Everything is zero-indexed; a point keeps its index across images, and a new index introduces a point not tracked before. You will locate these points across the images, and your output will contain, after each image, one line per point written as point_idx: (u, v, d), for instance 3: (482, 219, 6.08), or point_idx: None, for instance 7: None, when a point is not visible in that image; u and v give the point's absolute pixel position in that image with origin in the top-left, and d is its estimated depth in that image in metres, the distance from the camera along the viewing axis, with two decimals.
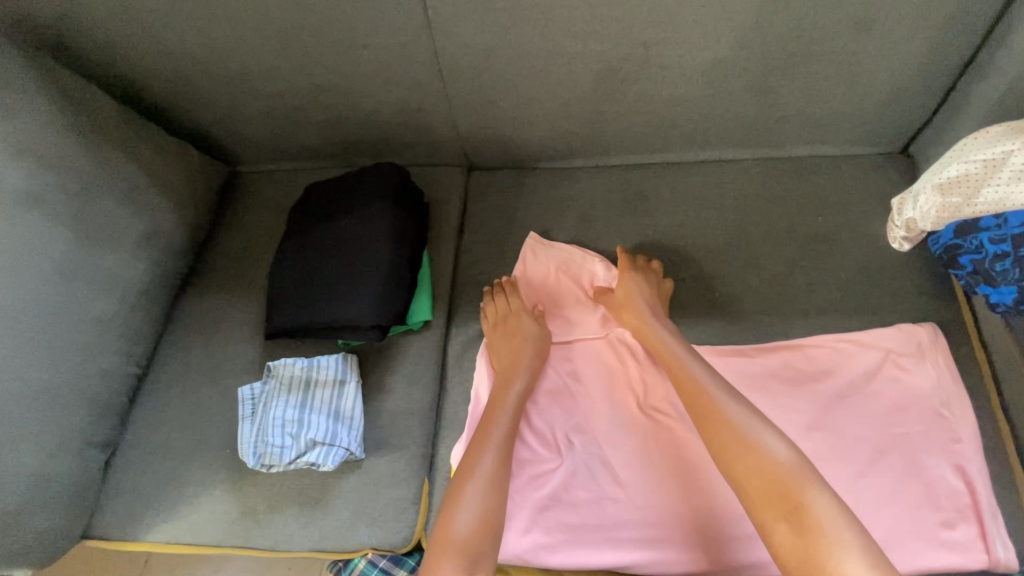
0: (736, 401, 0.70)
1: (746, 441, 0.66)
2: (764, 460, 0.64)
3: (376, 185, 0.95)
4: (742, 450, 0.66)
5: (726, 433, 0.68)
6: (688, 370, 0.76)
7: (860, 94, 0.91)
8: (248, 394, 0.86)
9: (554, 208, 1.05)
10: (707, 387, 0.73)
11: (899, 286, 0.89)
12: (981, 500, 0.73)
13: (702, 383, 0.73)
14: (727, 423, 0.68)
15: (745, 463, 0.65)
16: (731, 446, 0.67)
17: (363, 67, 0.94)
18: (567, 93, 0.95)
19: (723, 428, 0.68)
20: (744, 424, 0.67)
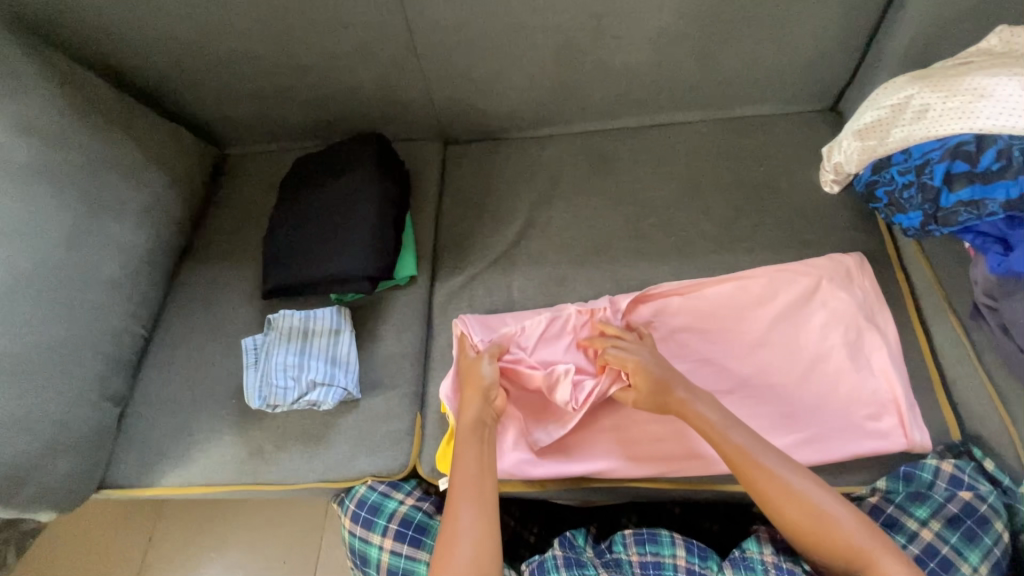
0: (772, 453, 0.76)
1: (814, 513, 0.71)
2: (834, 527, 0.70)
3: (362, 154, 1.04)
4: (804, 504, 0.72)
5: (777, 487, 0.73)
6: (736, 449, 0.76)
7: (789, 55, 1.02)
8: (251, 344, 0.94)
9: (526, 172, 1.14)
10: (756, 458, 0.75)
11: (831, 223, 1.00)
12: (900, 395, 0.84)
13: (758, 453, 0.76)
14: (797, 493, 0.73)
15: (810, 509, 0.72)
16: (795, 510, 0.72)
17: (344, 47, 1.02)
18: (532, 65, 1.04)
19: (774, 484, 0.73)
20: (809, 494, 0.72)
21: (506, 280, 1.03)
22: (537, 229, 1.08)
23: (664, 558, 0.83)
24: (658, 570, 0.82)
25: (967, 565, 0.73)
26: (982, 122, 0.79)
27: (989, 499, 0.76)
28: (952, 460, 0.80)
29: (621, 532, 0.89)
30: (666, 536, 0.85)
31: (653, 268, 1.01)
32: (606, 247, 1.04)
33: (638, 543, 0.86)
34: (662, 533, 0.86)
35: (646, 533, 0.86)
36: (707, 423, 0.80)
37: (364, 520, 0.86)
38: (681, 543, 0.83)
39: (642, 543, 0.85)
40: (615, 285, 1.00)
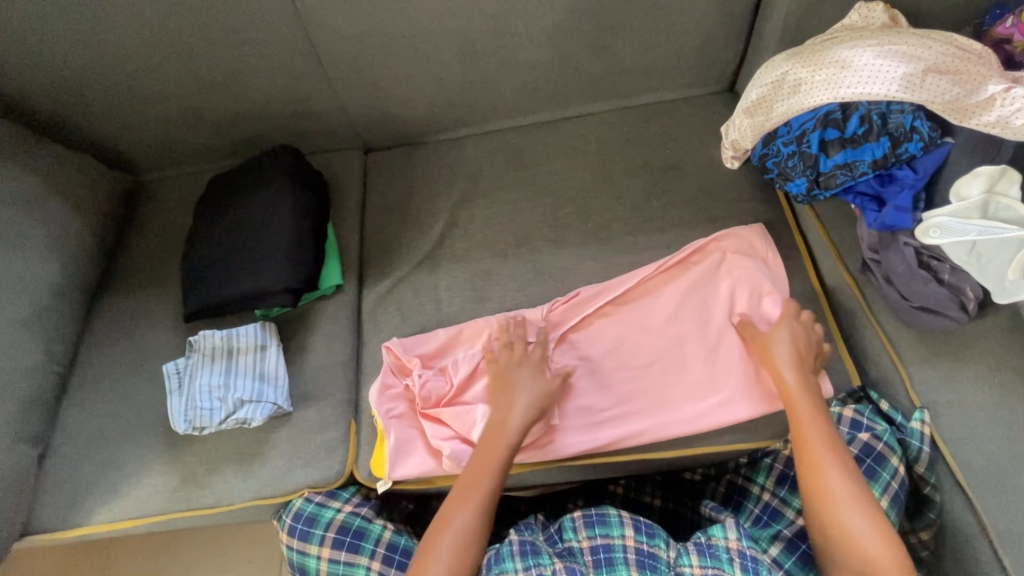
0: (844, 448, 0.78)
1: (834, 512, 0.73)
2: (856, 536, 0.71)
3: (274, 170, 1.03)
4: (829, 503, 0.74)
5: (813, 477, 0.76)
6: (817, 442, 0.78)
7: (681, 42, 1.08)
8: (173, 369, 0.92)
9: (445, 174, 1.16)
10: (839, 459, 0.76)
11: (734, 197, 1.06)
12: None
13: (828, 452, 0.77)
14: (830, 499, 0.74)
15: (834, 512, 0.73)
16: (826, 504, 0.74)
17: (247, 62, 1.02)
18: (438, 68, 1.07)
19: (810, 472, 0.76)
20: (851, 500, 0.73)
21: (431, 280, 1.05)
22: (460, 228, 1.10)
23: (614, 540, 0.81)
24: (608, 552, 0.80)
25: None
26: (846, 91, 0.85)
27: (883, 437, 0.84)
28: (851, 406, 0.87)
29: (570, 517, 0.86)
30: (614, 517, 0.83)
31: (572, 255, 1.04)
32: (526, 238, 1.07)
33: (588, 527, 0.83)
34: (611, 513, 0.84)
35: (595, 515, 0.84)
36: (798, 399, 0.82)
37: (301, 532, 0.86)
38: (629, 523, 0.81)
39: (591, 526, 0.83)
40: (537, 275, 1.03)
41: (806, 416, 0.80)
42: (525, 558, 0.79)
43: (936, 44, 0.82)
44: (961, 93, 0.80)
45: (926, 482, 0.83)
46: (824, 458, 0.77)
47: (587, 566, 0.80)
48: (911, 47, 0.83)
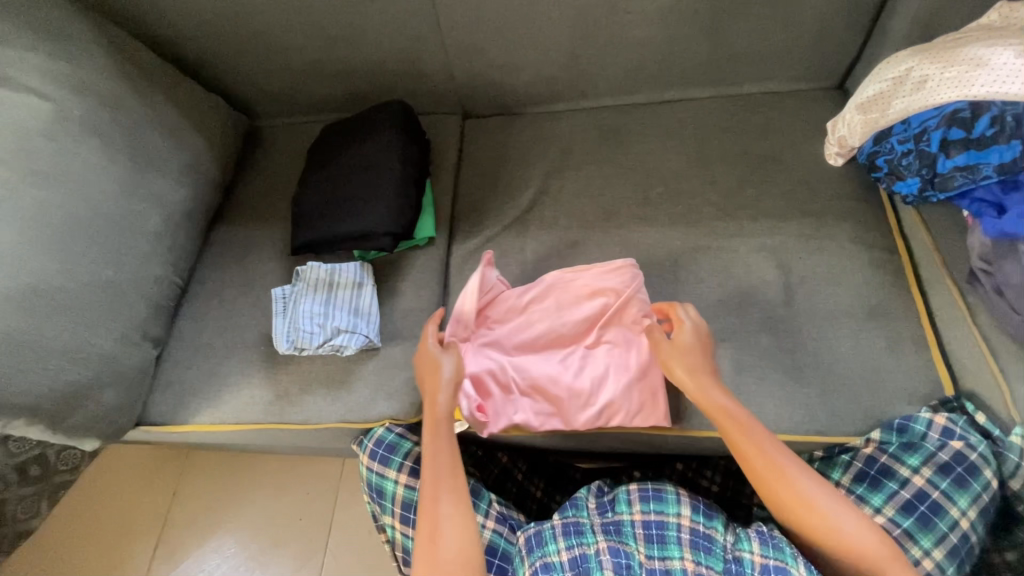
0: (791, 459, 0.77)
1: (823, 523, 0.74)
2: (848, 540, 0.72)
3: (384, 122, 1.10)
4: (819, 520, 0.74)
5: (790, 493, 0.75)
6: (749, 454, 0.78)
7: (797, 32, 1.06)
8: (280, 294, 1.00)
9: (540, 144, 1.20)
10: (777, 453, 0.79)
11: (834, 194, 1.04)
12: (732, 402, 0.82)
13: (772, 452, 0.78)
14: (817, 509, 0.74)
15: (831, 530, 0.73)
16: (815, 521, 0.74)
17: (372, 19, 1.08)
18: (548, 39, 1.10)
19: (784, 488, 0.76)
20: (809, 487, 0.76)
21: (519, 243, 1.09)
22: (550, 196, 1.13)
23: (668, 518, 0.82)
24: (661, 529, 0.81)
25: (956, 508, 0.79)
26: (978, 90, 0.83)
27: (978, 447, 0.81)
28: (944, 412, 0.84)
29: (625, 491, 0.88)
30: (671, 495, 0.84)
31: (660, 233, 1.05)
32: (616, 213, 1.09)
33: (643, 501, 0.85)
34: (668, 491, 0.85)
35: (651, 491, 0.86)
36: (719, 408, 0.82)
37: (381, 457, 0.92)
38: (687, 502, 0.82)
39: (646, 502, 0.85)
40: (623, 248, 1.05)
41: (730, 430, 0.80)
42: (567, 539, 0.82)
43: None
44: None
45: (1020, 498, 0.81)
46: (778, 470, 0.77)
47: (638, 542, 0.81)
48: None
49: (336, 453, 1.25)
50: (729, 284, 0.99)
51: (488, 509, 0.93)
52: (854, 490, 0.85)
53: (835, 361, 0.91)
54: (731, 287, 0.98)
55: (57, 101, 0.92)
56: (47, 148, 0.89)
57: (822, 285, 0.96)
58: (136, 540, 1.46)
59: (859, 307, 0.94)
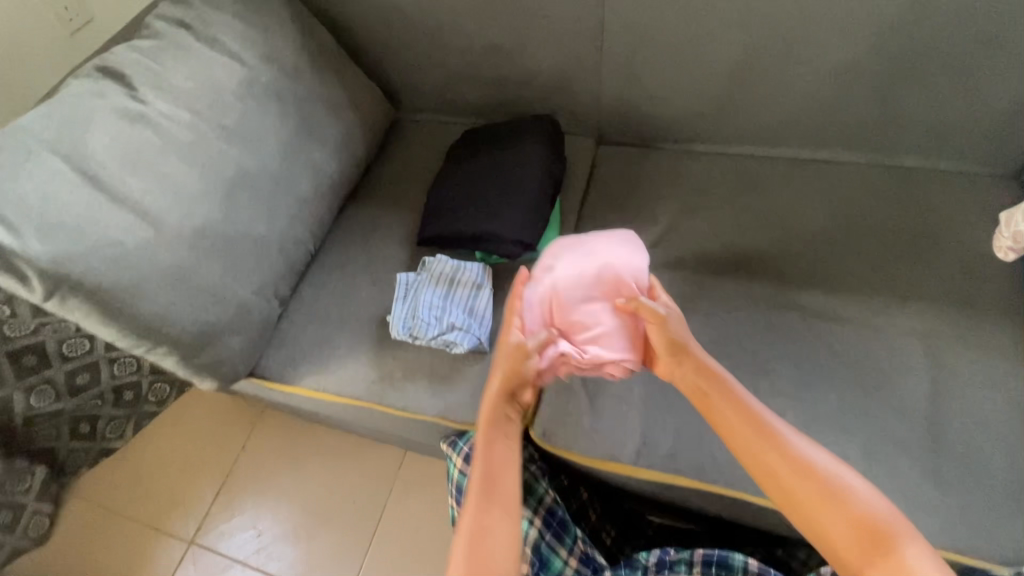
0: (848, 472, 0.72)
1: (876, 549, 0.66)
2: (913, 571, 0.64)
3: (528, 131, 1.12)
4: (857, 541, 0.67)
5: (819, 505, 0.70)
6: (767, 457, 0.74)
7: (981, 111, 0.99)
8: (404, 280, 1.03)
9: (674, 180, 1.18)
10: (809, 461, 0.73)
11: (998, 289, 0.95)
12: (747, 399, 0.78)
13: (790, 459, 0.73)
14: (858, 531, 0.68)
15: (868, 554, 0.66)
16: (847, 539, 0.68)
17: (537, 35, 1.12)
18: (707, 78, 1.08)
19: (812, 492, 0.71)
20: (857, 518, 0.68)
21: None
22: (679, 235, 1.10)
23: None
24: None
25: None
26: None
27: None
28: None
29: (687, 552, 0.88)
30: (738, 563, 0.85)
31: (793, 293, 1.00)
32: (747, 264, 1.04)
33: (706, 565, 0.85)
34: (735, 557, 0.85)
35: (716, 558, 0.86)
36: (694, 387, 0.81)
37: None
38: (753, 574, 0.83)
39: (708, 566, 0.86)
40: (750, 301, 1.00)
41: (746, 433, 0.76)
42: None
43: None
44: None
45: None
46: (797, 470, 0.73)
47: None
48: None
49: (410, 443, 1.25)
50: (865, 363, 0.91)
51: (573, 547, 0.92)
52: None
53: (984, 472, 0.81)
54: (867, 367, 0.91)
55: (251, 67, 1.00)
56: (235, 106, 0.97)
57: (977, 386, 0.87)
58: (203, 482, 1.52)
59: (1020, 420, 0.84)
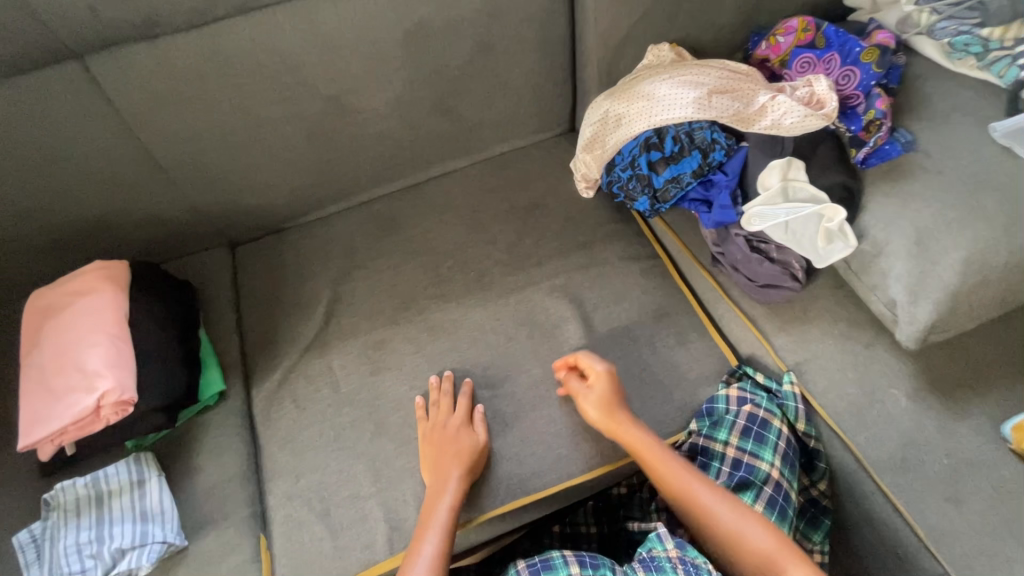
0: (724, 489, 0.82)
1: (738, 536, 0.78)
2: (749, 544, 0.77)
3: (92, 286, 0.91)
4: (729, 533, 0.79)
5: (710, 509, 0.80)
6: (675, 472, 0.83)
7: (516, 97, 1.18)
8: (27, 538, 0.80)
9: (320, 252, 1.15)
10: (760, 544, 0.77)
11: (595, 221, 1.16)
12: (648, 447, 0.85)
13: (685, 476, 0.83)
14: (744, 535, 0.78)
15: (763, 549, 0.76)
16: (726, 538, 0.79)
17: (74, 180, 0.96)
18: (288, 152, 1.07)
19: (708, 506, 0.81)
20: (746, 525, 0.78)
21: (323, 361, 1.01)
22: (346, 302, 1.08)
23: None
24: None
25: (765, 462, 0.87)
26: (667, 116, 0.98)
27: (762, 404, 0.92)
28: (734, 384, 0.95)
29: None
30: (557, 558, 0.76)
31: (460, 304, 1.06)
32: (414, 299, 1.08)
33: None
34: (554, 555, 0.77)
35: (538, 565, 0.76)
36: (632, 436, 0.87)
37: None
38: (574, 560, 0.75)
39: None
40: (431, 331, 1.03)
41: (656, 461, 0.84)
42: None
43: (699, 65, 1.00)
44: (741, 106, 0.95)
45: (809, 436, 0.92)
46: (692, 488, 0.82)
47: None
48: (694, 76, 0.99)
49: None
50: (536, 333, 1.03)
51: None
52: (721, 490, 0.87)
53: (643, 370, 0.98)
54: (539, 336, 1.02)
55: None
56: None
57: (612, 306, 1.05)
58: None
59: (646, 315, 1.04)
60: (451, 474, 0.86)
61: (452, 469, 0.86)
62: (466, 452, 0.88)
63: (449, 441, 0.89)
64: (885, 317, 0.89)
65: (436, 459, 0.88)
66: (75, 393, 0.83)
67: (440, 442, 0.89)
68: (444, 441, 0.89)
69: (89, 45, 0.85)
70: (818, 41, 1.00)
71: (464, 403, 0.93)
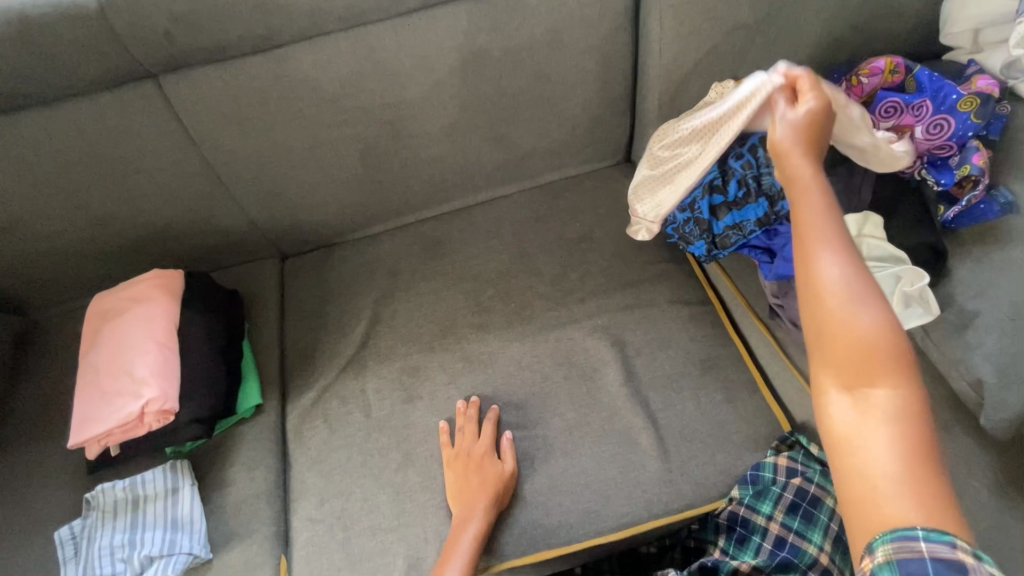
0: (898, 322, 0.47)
1: (850, 290, 0.47)
2: (867, 367, 0.46)
3: (146, 293, 0.95)
4: (858, 354, 0.46)
5: (847, 326, 0.47)
6: (812, 214, 0.51)
7: (572, 127, 1.15)
8: (68, 535, 0.84)
9: (364, 271, 1.15)
10: (871, 339, 0.46)
11: (645, 260, 1.10)
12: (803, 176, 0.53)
13: (841, 243, 0.49)
14: (853, 343, 0.46)
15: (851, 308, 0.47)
16: (846, 364, 0.46)
17: (142, 190, 1.01)
18: (341, 171, 1.08)
19: (849, 314, 0.47)
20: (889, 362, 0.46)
21: (358, 384, 1.01)
22: (384, 324, 1.08)
23: None
24: None
25: (812, 545, 0.79)
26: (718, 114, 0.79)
27: (814, 478, 0.83)
28: (785, 452, 0.87)
29: None
30: None
31: (499, 336, 1.04)
32: (452, 327, 1.06)
33: None
34: None
35: None
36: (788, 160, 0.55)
37: None
38: None
39: None
40: (466, 362, 1.02)
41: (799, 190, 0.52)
42: None
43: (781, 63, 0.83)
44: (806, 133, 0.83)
45: None
46: (853, 287, 0.47)
47: None
48: None
49: None
50: (574, 375, 0.99)
51: None
52: (758, 567, 0.79)
53: (684, 427, 0.92)
54: (577, 378, 0.98)
55: None
56: None
57: (657, 352, 1.00)
58: None
59: (693, 366, 0.98)
60: (477, 508, 0.84)
61: (477, 502, 0.84)
62: (490, 481, 0.86)
63: (475, 471, 0.87)
64: (969, 397, 0.81)
65: (461, 491, 0.86)
66: (122, 397, 0.87)
67: (467, 471, 0.88)
68: (468, 472, 0.87)
69: (165, 66, 0.89)
70: (908, 84, 0.92)
71: (489, 430, 0.92)
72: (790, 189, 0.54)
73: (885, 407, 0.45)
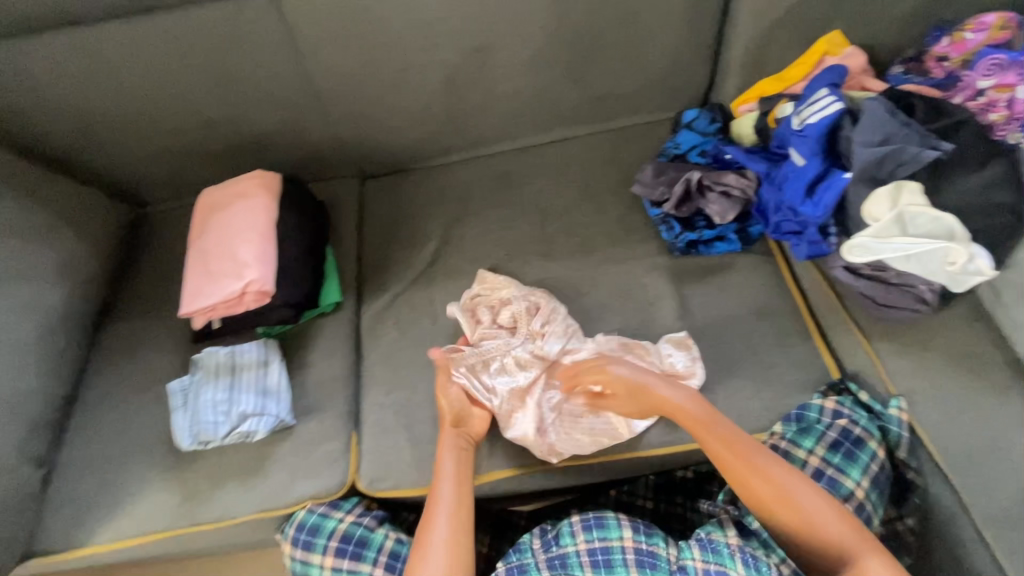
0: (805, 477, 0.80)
1: (810, 517, 0.77)
2: (820, 526, 0.77)
3: (251, 190, 1.05)
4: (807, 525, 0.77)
5: (811, 522, 0.77)
6: (769, 488, 0.79)
7: (652, 71, 1.16)
8: (178, 387, 0.97)
9: (437, 196, 1.22)
10: (831, 525, 0.77)
11: None
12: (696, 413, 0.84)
13: (788, 479, 0.79)
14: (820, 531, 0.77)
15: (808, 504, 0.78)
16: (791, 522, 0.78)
17: (248, 98, 1.10)
18: (426, 97, 1.14)
19: (803, 503, 0.78)
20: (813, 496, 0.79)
21: (426, 295, 1.09)
22: (453, 245, 1.15)
23: (612, 542, 0.83)
24: (606, 554, 0.82)
25: (850, 480, 0.86)
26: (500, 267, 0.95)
27: (861, 422, 0.89)
28: (833, 397, 0.91)
29: (567, 522, 0.87)
30: (612, 520, 0.84)
31: (559, 266, 1.09)
32: (516, 253, 1.12)
33: (586, 530, 0.84)
34: (609, 516, 0.85)
35: (593, 520, 0.85)
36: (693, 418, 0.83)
37: (305, 542, 0.90)
38: (628, 524, 0.83)
39: (589, 530, 0.84)
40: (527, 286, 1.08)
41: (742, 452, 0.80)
42: None
43: None
44: None
45: (909, 466, 0.87)
46: (798, 503, 0.78)
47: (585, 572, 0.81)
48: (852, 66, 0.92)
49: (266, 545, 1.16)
50: (629, 307, 1.03)
51: (377, 557, 0.89)
52: None
53: (733, 364, 0.96)
54: (631, 310, 1.03)
55: None
56: None
57: (712, 294, 1.03)
58: None
59: (747, 311, 1.00)
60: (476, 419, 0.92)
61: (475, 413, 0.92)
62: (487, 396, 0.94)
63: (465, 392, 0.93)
64: None
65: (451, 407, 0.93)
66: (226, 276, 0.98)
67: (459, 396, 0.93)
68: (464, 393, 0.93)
69: None
70: (1013, 42, 0.92)
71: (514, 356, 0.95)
72: (726, 469, 0.81)
73: (869, 566, 0.74)
